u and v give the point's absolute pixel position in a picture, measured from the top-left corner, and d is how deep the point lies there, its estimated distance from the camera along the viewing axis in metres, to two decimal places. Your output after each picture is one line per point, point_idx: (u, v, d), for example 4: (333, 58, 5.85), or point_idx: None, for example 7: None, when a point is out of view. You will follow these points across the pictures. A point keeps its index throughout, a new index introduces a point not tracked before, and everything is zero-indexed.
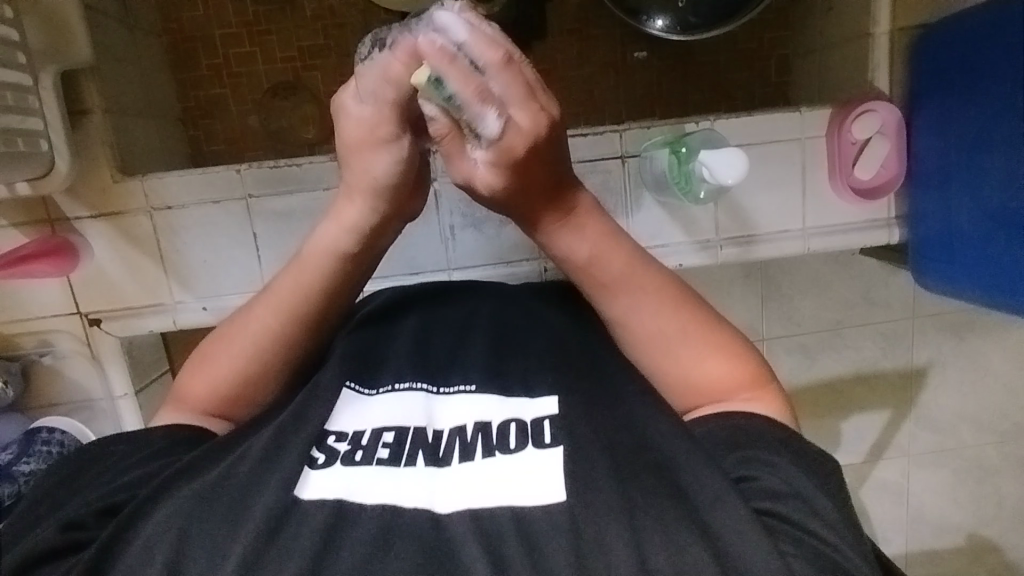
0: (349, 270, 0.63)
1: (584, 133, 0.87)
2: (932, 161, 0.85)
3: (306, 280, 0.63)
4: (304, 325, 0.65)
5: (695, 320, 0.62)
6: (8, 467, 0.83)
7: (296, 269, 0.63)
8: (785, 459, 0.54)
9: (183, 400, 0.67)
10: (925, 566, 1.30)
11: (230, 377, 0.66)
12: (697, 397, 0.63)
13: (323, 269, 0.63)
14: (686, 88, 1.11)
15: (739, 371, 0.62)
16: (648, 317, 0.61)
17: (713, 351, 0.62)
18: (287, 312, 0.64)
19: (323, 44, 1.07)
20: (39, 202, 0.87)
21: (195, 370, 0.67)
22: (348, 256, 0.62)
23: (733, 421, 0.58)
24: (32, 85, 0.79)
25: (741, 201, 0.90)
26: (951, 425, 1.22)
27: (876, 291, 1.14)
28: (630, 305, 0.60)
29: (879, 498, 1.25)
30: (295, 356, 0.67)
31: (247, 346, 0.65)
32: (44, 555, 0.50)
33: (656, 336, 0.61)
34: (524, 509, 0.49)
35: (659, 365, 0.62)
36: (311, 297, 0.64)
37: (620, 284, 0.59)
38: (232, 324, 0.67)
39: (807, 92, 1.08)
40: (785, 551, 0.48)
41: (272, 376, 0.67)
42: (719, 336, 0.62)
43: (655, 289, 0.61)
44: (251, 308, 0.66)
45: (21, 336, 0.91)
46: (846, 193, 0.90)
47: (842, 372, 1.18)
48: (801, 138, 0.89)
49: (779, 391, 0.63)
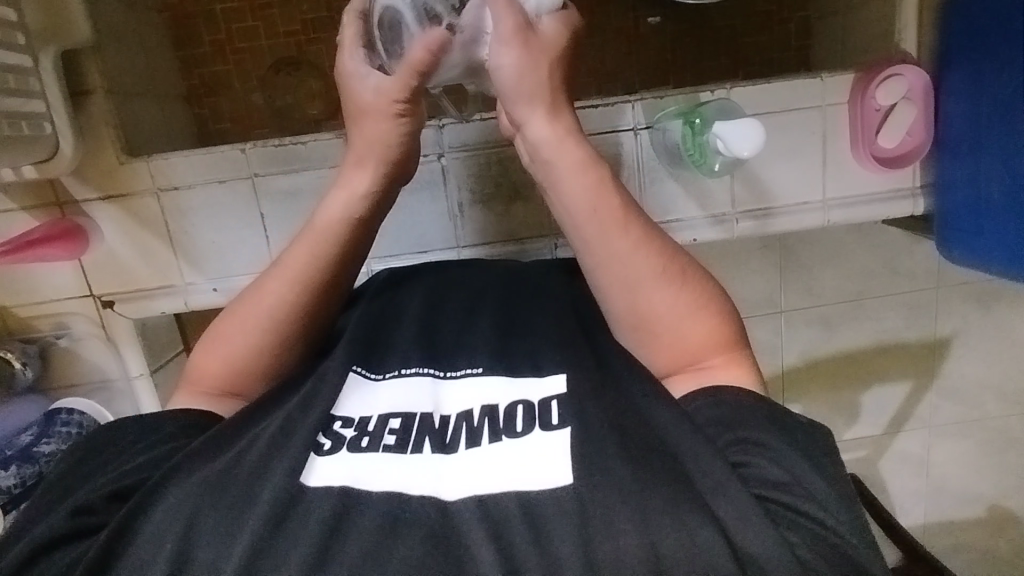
0: (358, 232, 0.66)
1: (594, 103, 0.84)
2: (959, 126, 0.80)
3: (321, 247, 0.65)
4: (320, 293, 0.66)
5: (680, 274, 0.59)
6: (29, 447, 0.84)
7: (310, 234, 0.65)
8: (783, 443, 0.52)
9: (200, 381, 0.66)
10: (944, 536, 1.29)
11: (245, 352, 0.66)
12: (679, 360, 0.60)
13: (339, 237, 0.65)
14: (702, 54, 1.06)
15: (719, 332, 0.59)
16: (637, 271, 0.58)
17: (695, 306, 0.59)
18: (301, 275, 0.65)
19: (328, 16, 1.04)
20: (47, 185, 0.86)
21: (207, 349, 0.67)
22: (358, 220, 0.65)
23: (720, 395, 0.56)
24: (33, 67, 0.78)
25: (758, 174, 0.87)
26: (974, 396, 1.20)
27: (900, 261, 1.11)
28: (609, 249, 0.58)
29: (899, 470, 1.24)
30: (309, 329, 0.67)
31: (262, 319, 0.65)
32: (54, 541, 0.51)
33: (633, 286, 0.58)
34: (530, 494, 0.49)
35: (642, 322, 0.59)
36: (323, 261, 0.65)
37: (596, 217, 0.57)
38: (243, 298, 0.67)
39: (828, 56, 1.03)
40: (791, 542, 0.47)
41: (289, 351, 0.67)
42: (704, 291, 0.59)
43: (637, 232, 0.58)
44: (263, 284, 0.66)
45: (37, 319, 0.92)
46: (869, 162, 0.87)
47: (863, 345, 1.15)
48: (821, 105, 0.85)
49: (749, 357, 0.60)
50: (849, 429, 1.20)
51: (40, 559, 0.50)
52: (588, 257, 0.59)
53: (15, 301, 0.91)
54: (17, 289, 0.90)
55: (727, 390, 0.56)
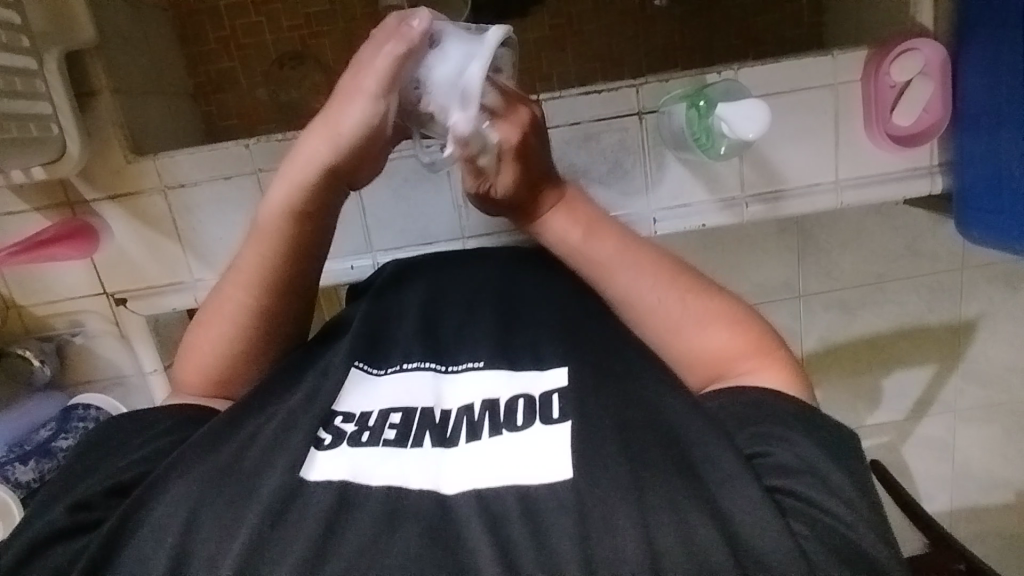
0: (307, 230, 0.64)
1: (599, 89, 0.83)
2: (979, 100, 0.77)
3: (270, 248, 0.64)
4: (276, 295, 0.65)
5: (693, 287, 0.63)
6: (47, 442, 0.85)
7: (257, 237, 0.64)
8: (799, 434, 0.52)
9: (183, 385, 0.68)
10: (971, 522, 1.26)
11: (211, 357, 0.66)
12: (710, 371, 0.62)
13: (282, 236, 0.63)
14: (711, 34, 1.04)
15: (745, 342, 0.61)
16: (649, 291, 0.62)
17: (714, 319, 0.62)
18: (258, 284, 0.64)
19: (330, 9, 1.03)
20: (58, 185, 0.87)
21: (183, 360, 0.68)
22: (303, 216, 0.63)
23: (743, 395, 0.56)
24: (38, 69, 0.79)
25: (768, 155, 0.85)
26: (1002, 380, 1.16)
27: (921, 242, 1.08)
28: (627, 283, 0.63)
29: (923, 455, 1.21)
30: (268, 326, 0.66)
31: (227, 326, 0.66)
32: (51, 537, 0.51)
33: (651, 307, 0.63)
34: (530, 488, 0.48)
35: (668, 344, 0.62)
36: (282, 264, 0.64)
37: (614, 267, 0.64)
38: (201, 309, 0.68)
39: (841, 33, 1.00)
40: (801, 534, 0.47)
41: (263, 349, 0.67)
42: (725, 308, 0.62)
43: (651, 264, 0.64)
44: (220, 289, 0.66)
45: (52, 317, 0.94)
46: (884, 141, 0.84)
47: (883, 329, 1.12)
48: (833, 83, 0.83)
49: (793, 363, 0.60)
50: (870, 414, 1.18)
51: (38, 557, 0.51)
52: (610, 288, 0.64)
53: (30, 300, 0.93)
54: (33, 289, 0.92)
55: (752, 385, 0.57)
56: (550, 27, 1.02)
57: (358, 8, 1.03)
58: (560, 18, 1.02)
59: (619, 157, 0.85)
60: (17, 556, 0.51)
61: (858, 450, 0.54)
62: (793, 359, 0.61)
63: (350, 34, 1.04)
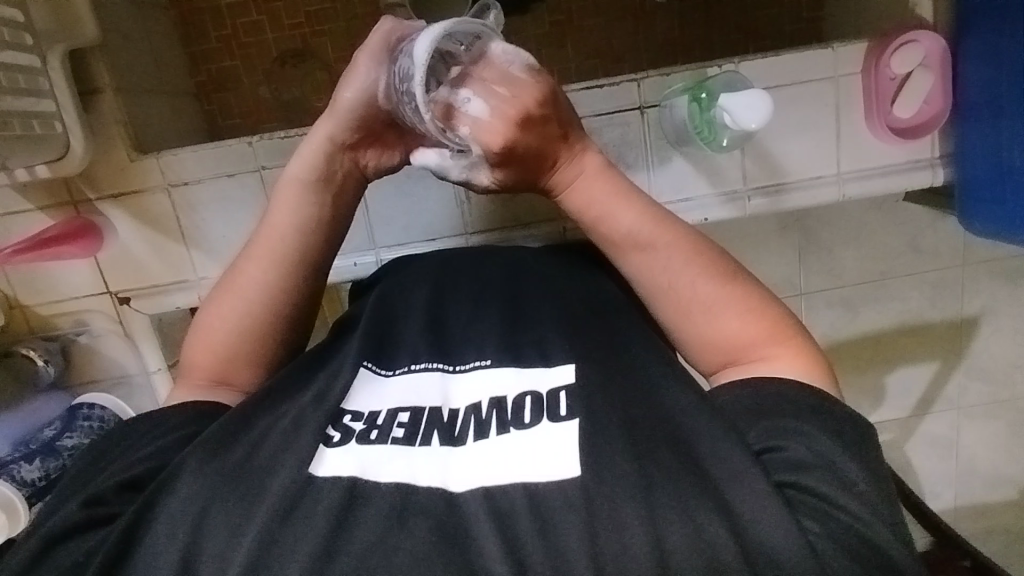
0: (320, 203, 0.67)
1: (599, 84, 0.83)
2: (980, 92, 0.77)
3: (285, 216, 0.66)
4: (287, 266, 0.67)
5: (715, 267, 0.60)
6: (52, 441, 0.85)
7: (275, 206, 0.67)
8: (813, 425, 0.52)
9: (192, 374, 0.67)
10: (976, 520, 1.26)
11: (229, 333, 0.66)
12: (727, 357, 0.60)
13: (313, 210, 0.66)
14: (711, 30, 1.04)
15: (771, 329, 0.59)
16: (674, 269, 0.60)
17: (736, 305, 0.60)
18: (272, 254, 0.66)
19: (331, 8, 1.04)
20: (62, 184, 0.88)
21: (195, 338, 0.68)
22: (322, 190, 0.66)
23: (753, 387, 0.56)
24: (41, 67, 0.79)
25: (769, 148, 0.85)
26: (1004, 376, 1.16)
27: (922, 238, 1.08)
28: (645, 258, 0.61)
29: (927, 453, 1.21)
30: (289, 303, 0.68)
31: (240, 299, 0.67)
32: (68, 531, 0.52)
33: (672, 290, 0.61)
34: (538, 485, 0.48)
35: (688, 322, 0.60)
36: (292, 236, 0.66)
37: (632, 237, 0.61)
38: (221, 285, 0.68)
39: (840, 27, 1.01)
40: (810, 530, 0.46)
41: (273, 328, 0.68)
42: (741, 288, 0.60)
43: (674, 240, 0.60)
44: (240, 260, 0.68)
45: (57, 317, 0.94)
46: (884, 132, 0.85)
47: (886, 325, 1.12)
48: (834, 76, 0.83)
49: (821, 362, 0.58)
50: (874, 411, 1.17)
51: (51, 552, 0.51)
52: (627, 266, 0.62)
53: (34, 300, 0.93)
54: (37, 288, 0.92)
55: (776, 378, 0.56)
56: (550, 24, 1.02)
57: (360, 8, 1.04)
58: (561, 15, 1.02)
59: (621, 153, 0.85)
60: (31, 552, 0.51)
61: (875, 445, 0.53)
62: (816, 348, 0.59)
63: (351, 32, 1.04)
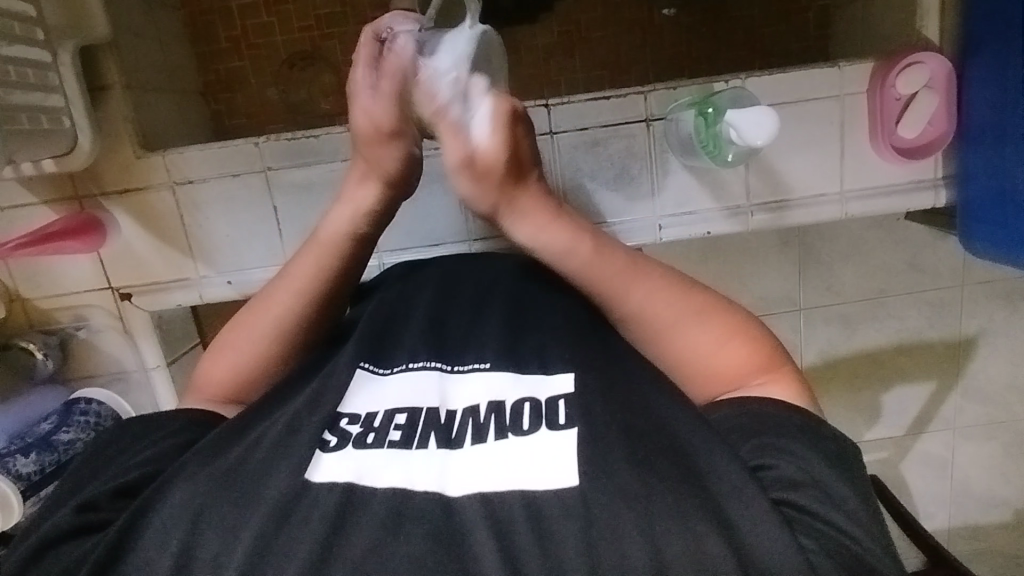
0: (357, 250, 0.66)
1: (607, 95, 0.84)
2: (986, 113, 0.78)
3: (324, 263, 0.66)
4: (319, 306, 0.68)
5: (701, 304, 0.61)
6: (48, 435, 0.85)
7: (315, 249, 0.66)
8: (801, 445, 0.52)
9: (202, 387, 0.68)
10: (969, 541, 1.26)
11: (247, 359, 0.67)
12: (717, 383, 0.60)
13: (337, 252, 0.66)
14: (718, 44, 1.05)
15: (755, 354, 0.60)
16: (661, 305, 0.60)
17: (723, 334, 0.60)
18: (304, 296, 0.67)
19: (342, 11, 1.05)
20: (67, 179, 0.88)
21: (215, 353, 0.69)
22: (360, 238, 0.65)
23: (749, 406, 0.56)
24: (52, 62, 0.80)
25: (774, 164, 0.85)
26: (1000, 397, 1.17)
27: (922, 257, 1.08)
28: (626, 295, 0.60)
29: (922, 472, 1.21)
30: (309, 338, 0.69)
31: (265, 331, 0.67)
32: (58, 537, 0.52)
33: (650, 324, 0.61)
34: (536, 494, 0.47)
35: (678, 361, 0.61)
36: (328, 279, 0.67)
37: (614, 276, 0.59)
38: (247, 307, 0.69)
39: (847, 46, 1.01)
40: (805, 547, 0.46)
41: (290, 359, 0.68)
42: (728, 319, 0.61)
43: (656, 277, 0.61)
44: (270, 290, 0.68)
45: (56, 311, 0.94)
46: (888, 152, 0.85)
47: (884, 343, 1.13)
48: (839, 95, 0.84)
49: (795, 377, 0.60)
50: (870, 429, 1.17)
51: (48, 555, 0.51)
52: (606, 302, 0.61)
53: (35, 293, 0.93)
54: (39, 282, 0.92)
55: (766, 401, 0.56)
56: (558, 34, 1.03)
57: (370, 12, 1.05)
58: (569, 26, 1.03)
59: (625, 165, 0.85)
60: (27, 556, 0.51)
61: (860, 466, 0.54)
62: (797, 370, 0.61)
63: (361, 37, 1.05)
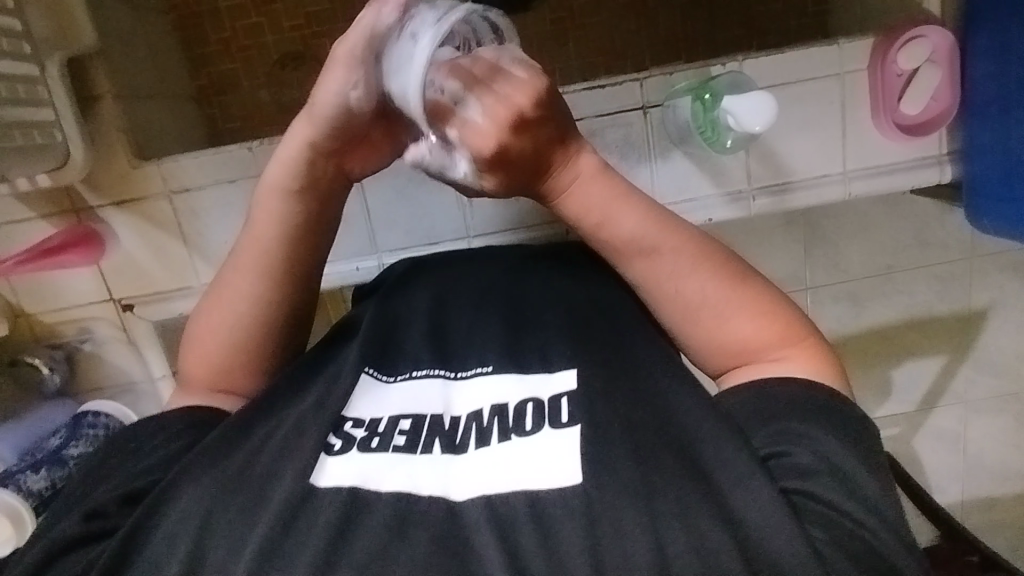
0: (305, 212, 0.64)
1: (601, 84, 0.82)
2: (987, 88, 0.77)
3: (268, 228, 0.64)
4: (277, 282, 0.66)
5: (734, 279, 0.59)
6: (58, 450, 0.85)
7: (255, 219, 0.65)
8: (822, 428, 0.51)
9: (191, 381, 0.67)
10: (983, 513, 1.25)
11: (219, 343, 0.66)
12: (736, 357, 0.59)
13: (280, 213, 0.64)
14: (714, 25, 1.03)
15: (783, 323, 0.58)
16: (682, 277, 0.58)
17: (754, 307, 0.59)
18: (260, 266, 0.65)
19: (330, 9, 1.03)
20: (63, 193, 0.88)
21: (189, 353, 0.68)
22: (300, 196, 0.63)
23: (759, 388, 0.56)
24: (40, 75, 0.79)
25: (776, 148, 0.84)
26: (1013, 369, 1.15)
27: (930, 231, 1.07)
28: (657, 265, 0.58)
29: (935, 447, 1.20)
30: (278, 318, 0.67)
31: (230, 314, 0.66)
32: (68, 545, 0.52)
33: (684, 297, 0.58)
34: (539, 492, 0.47)
35: (701, 333, 0.59)
36: (280, 247, 0.65)
37: (645, 249, 0.57)
38: (206, 301, 0.68)
39: (846, 20, 0.99)
40: (813, 535, 0.46)
41: (262, 339, 0.67)
42: (759, 294, 0.59)
43: (682, 246, 0.58)
44: (222, 276, 0.67)
45: (61, 324, 0.94)
46: (891, 130, 0.83)
47: (893, 320, 1.11)
48: (840, 72, 0.82)
49: (823, 347, 0.59)
50: (881, 406, 1.17)
51: (57, 562, 0.51)
52: (633, 272, 0.59)
53: (38, 308, 0.93)
54: (41, 296, 0.92)
55: (787, 381, 0.55)
56: (552, 22, 1.01)
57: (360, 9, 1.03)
58: (562, 13, 1.01)
59: (624, 154, 0.84)
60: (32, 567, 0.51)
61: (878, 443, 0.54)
62: (827, 344, 0.60)
63: None
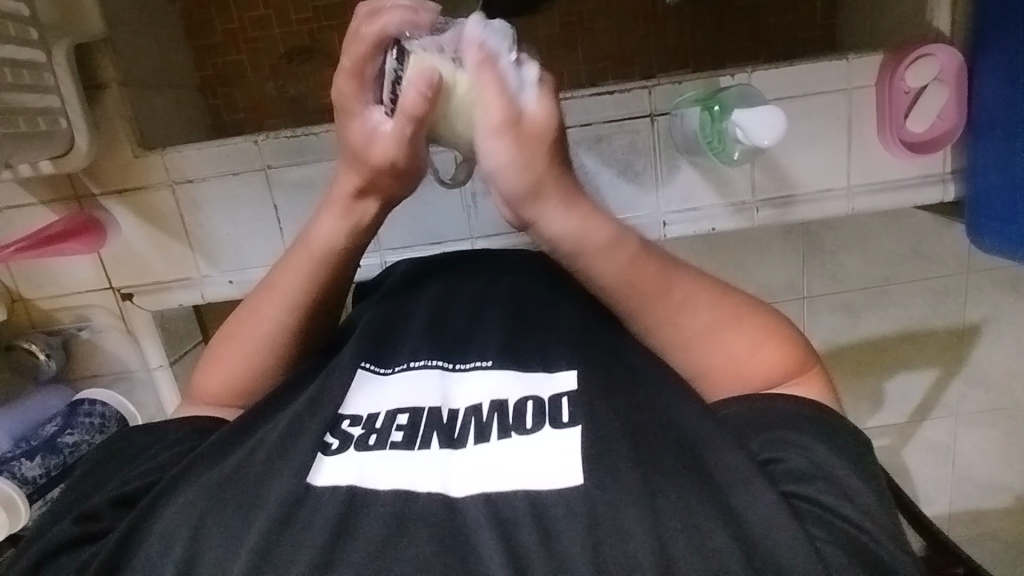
0: (343, 259, 0.64)
1: (609, 90, 0.82)
2: (994, 108, 0.77)
3: (309, 268, 0.64)
4: (307, 316, 0.66)
5: (740, 312, 0.59)
6: (53, 438, 0.85)
7: (296, 258, 0.64)
8: (813, 440, 0.52)
9: (203, 391, 0.68)
10: (969, 525, 1.26)
11: (240, 367, 0.66)
12: (742, 385, 0.59)
13: (325, 259, 0.63)
14: (722, 34, 1.03)
15: (787, 354, 0.59)
16: (689, 316, 0.57)
17: (761, 337, 0.58)
18: (292, 305, 0.65)
19: (338, 4, 1.03)
20: (65, 179, 0.87)
21: (207, 364, 0.68)
22: (342, 247, 0.62)
23: (757, 403, 0.56)
24: (46, 61, 0.78)
25: (780, 159, 0.84)
26: (1004, 384, 1.16)
27: (928, 246, 1.07)
28: (671, 309, 0.56)
29: (925, 458, 1.21)
30: (301, 346, 0.67)
31: (256, 342, 0.66)
32: (62, 546, 0.52)
33: (694, 333, 0.58)
34: (540, 494, 0.47)
35: (712, 368, 0.59)
36: (314, 289, 0.64)
37: (665, 289, 0.55)
38: (233, 319, 0.68)
39: (855, 35, 1.00)
40: (814, 534, 0.46)
41: (283, 366, 0.67)
42: (763, 321, 0.59)
43: (690, 283, 0.57)
44: (254, 300, 0.67)
45: (59, 311, 0.94)
46: (897, 146, 0.84)
47: (887, 331, 1.12)
48: (848, 87, 0.82)
49: (818, 372, 0.60)
50: (873, 416, 1.17)
51: (50, 563, 0.51)
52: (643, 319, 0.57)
53: (36, 294, 0.92)
54: (39, 282, 0.92)
55: (782, 398, 0.56)
56: (561, 25, 1.01)
57: None
58: (572, 16, 1.01)
59: (629, 160, 0.84)
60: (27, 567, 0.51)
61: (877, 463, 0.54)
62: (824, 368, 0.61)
63: None
